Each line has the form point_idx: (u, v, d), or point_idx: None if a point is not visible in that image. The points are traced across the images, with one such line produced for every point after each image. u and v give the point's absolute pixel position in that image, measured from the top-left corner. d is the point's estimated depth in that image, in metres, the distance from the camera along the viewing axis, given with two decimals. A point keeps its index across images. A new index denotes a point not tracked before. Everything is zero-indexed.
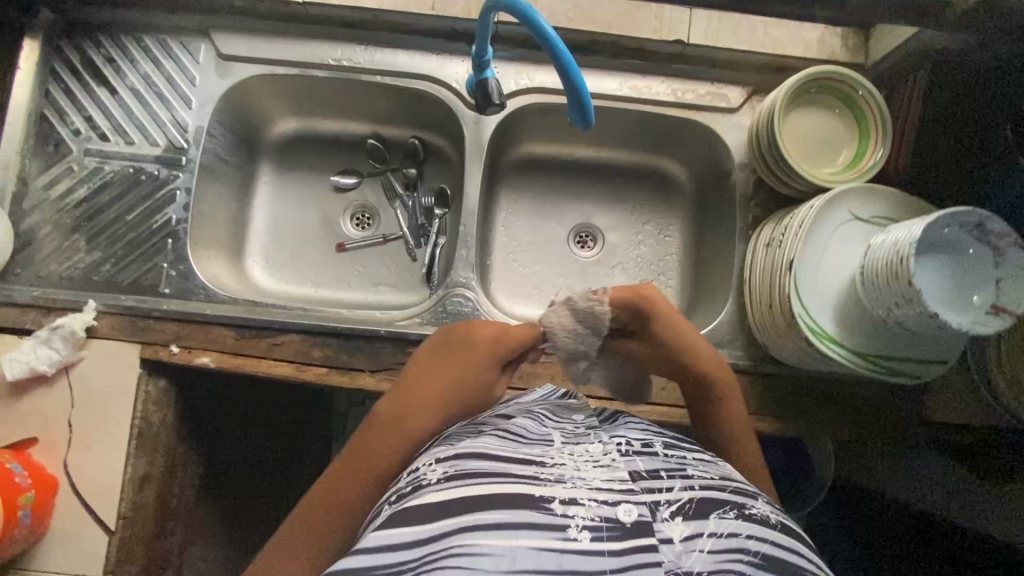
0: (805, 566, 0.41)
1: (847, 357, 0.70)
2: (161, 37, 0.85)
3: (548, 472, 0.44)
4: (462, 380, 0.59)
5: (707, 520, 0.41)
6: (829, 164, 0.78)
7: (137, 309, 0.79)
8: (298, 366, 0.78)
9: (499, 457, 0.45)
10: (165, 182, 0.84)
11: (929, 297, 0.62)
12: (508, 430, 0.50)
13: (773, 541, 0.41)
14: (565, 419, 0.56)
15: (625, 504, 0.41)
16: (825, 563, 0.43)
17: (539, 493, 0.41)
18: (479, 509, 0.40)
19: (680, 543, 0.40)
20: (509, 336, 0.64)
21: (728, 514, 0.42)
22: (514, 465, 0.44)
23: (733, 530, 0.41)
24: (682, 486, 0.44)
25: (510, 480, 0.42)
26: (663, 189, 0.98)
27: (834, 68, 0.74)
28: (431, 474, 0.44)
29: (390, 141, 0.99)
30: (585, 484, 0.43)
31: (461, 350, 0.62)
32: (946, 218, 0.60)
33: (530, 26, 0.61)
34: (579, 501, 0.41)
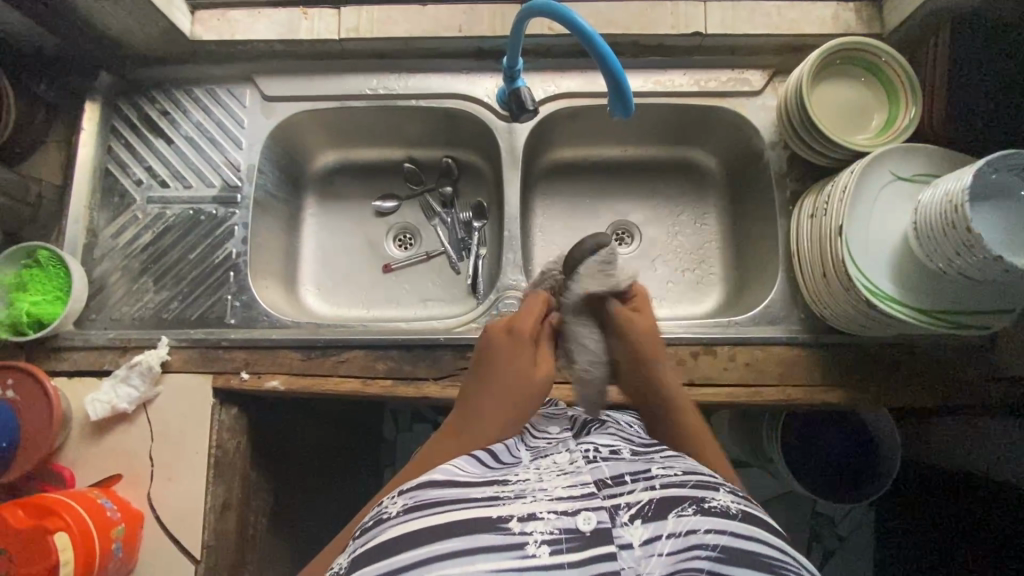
0: (766, 551, 0.44)
1: (911, 315, 0.70)
2: (209, 88, 0.92)
3: (509, 489, 0.47)
4: (501, 377, 0.61)
5: (665, 521, 0.45)
6: (862, 132, 0.79)
7: (206, 341, 0.83)
8: (364, 381, 0.80)
9: (458, 484, 0.47)
10: (223, 221, 0.88)
11: (993, 245, 0.61)
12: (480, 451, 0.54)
13: (731, 531, 0.44)
14: (537, 431, 0.60)
15: (583, 512, 0.45)
16: (786, 543, 0.46)
17: (497, 514, 0.44)
18: (438, 539, 0.42)
19: (639, 547, 0.44)
20: (521, 322, 0.66)
21: (687, 511, 0.46)
22: (474, 489, 0.47)
23: (692, 527, 0.45)
24: (642, 488, 0.48)
25: (470, 504, 0.45)
26: (695, 179, 1.01)
27: (855, 39, 0.76)
28: (392, 507, 0.46)
29: (424, 162, 1.03)
30: (545, 496, 0.47)
31: (487, 353, 0.64)
32: (993, 163, 0.61)
33: (569, 27, 0.65)
34: (537, 516, 0.45)
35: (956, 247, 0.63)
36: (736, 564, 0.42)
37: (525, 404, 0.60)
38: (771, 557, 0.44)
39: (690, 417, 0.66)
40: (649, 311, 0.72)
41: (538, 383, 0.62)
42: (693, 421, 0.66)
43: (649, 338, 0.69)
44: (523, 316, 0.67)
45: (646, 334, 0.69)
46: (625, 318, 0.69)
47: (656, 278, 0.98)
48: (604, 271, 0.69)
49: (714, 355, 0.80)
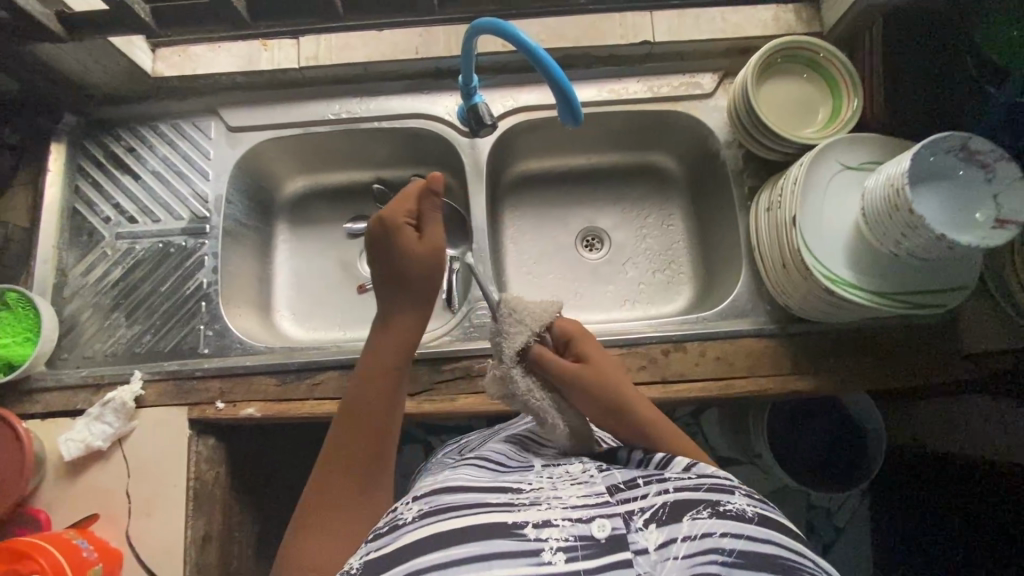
0: (782, 552, 0.46)
1: (867, 298, 0.71)
2: (174, 122, 0.93)
3: (524, 497, 0.52)
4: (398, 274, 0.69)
5: (679, 524, 0.47)
6: (810, 125, 0.82)
7: (179, 372, 0.83)
8: (339, 402, 0.80)
9: (476, 491, 0.52)
10: (193, 251, 0.89)
11: (937, 223, 0.64)
12: (496, 465, 0.58)
13: (747, 535, 0.46)
14: (545, 452, 0.64)
15: (597, 520, 0.48)
16: (803, 541, 0.48)
17: (513, 520, 0.48)
18: (455, 545, 0.46)
19: (655, 551, 0.46)
20: (402, 206, 0.71)
21: (702, 514, 0.47)
22: (491, 494, 0.52)
23: (708, 530, 0.46)
24: (656, 491, 0.50)
25: (487, 509, 0.49)
26: (659, 182, 1.04)
27: (792, 38, 0.79)
28: (408, 513, 0.50)
29: (394, 183, 1.04)
30: (561, 504, 0.50)
31: (381, 245, 0.71)
32: (927, 147, 0.65)
33: (515, 43, 0.67)
34: (552, 523, 0.48)
35: (903, 228, 0.65)
36: (753, 568, 0.44)
37: (432, 281, 0.71)
38: (787, 559, 0.45)
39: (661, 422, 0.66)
40: (591, 347, 0.70)
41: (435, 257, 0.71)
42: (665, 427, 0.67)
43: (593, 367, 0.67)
44: (403, 201, 0.71)
45: (600, 379, 0.66)
46: (566, 366, 0.65)
47: (628, 280, 1.01)
48: (516, 322, 0.65)
49: (684, 352, 0.81)
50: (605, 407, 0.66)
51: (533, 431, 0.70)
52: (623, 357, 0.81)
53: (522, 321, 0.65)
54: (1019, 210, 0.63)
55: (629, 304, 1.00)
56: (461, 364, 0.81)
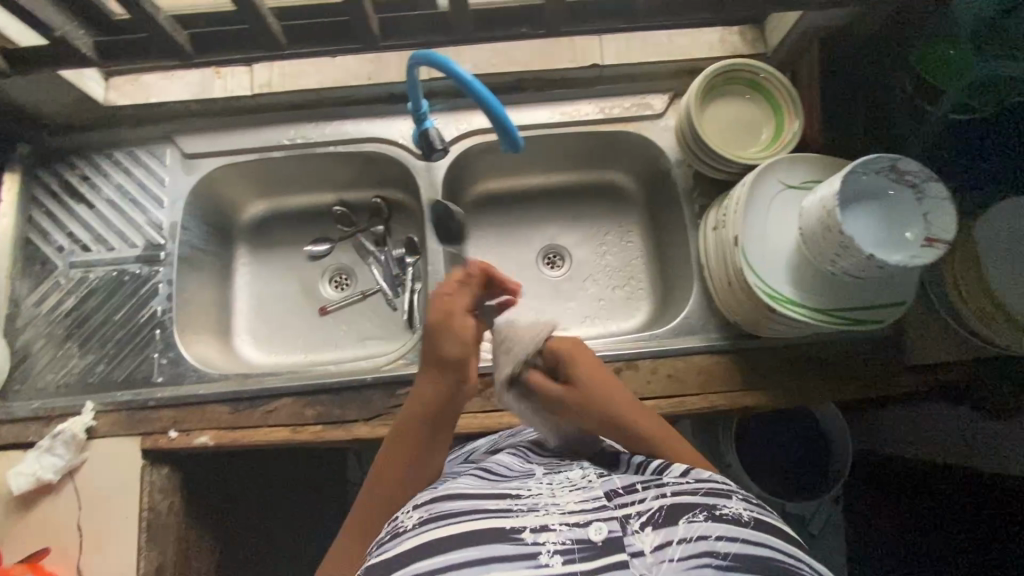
0: (774, 556, 0.48)
1: (809, 315, 0.73)
2: (129, 149, 0.93)
3: (523, 503, 0.54)
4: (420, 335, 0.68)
5: (676, 527, 0.50)
6: (754, 144, 0.83)
7: (132, 402, 0.82)
8: (293, 429, 0.80)
9: (479, 497, 0.54)
10: (147, 279, 0.89)
11: (865, 246, 0.66)
12: (494, 474, 0.61)
13: (739, 538, 0.49)
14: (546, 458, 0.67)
15: (594, 524, 0.50)
16: (793, 545, 0.50)
17: (511, 525, 0.50)
18: (453, 549, 0.49)
19: (651, 554, 0.49)
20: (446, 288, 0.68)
21: (698, 518, 0.51)
22: (491, 501, 0.54)
23: (702, 533, 0.49)
24: (653, 496, 0.54)
25: (486, 514, 0.52)
26: (616, 199, 1.05)
27: (733, 60, 0.81)
28: (410, 520, 0.53)
29: (354, 204, 1.05)
30: (557, 510, 0.52)
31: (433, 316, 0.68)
32: (861, 167, 0.67)
33: (450, 75, 0.67)
34: (549, 527, 0.50)
35: (837, 249, 0.66)
36: (744, 570, 0.47)
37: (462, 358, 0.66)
38: (779, 560, 0.48)
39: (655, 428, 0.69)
40: (578, 365, 0.73)
41: (457, 327, 0.66)
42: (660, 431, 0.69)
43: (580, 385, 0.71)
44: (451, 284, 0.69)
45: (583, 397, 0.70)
46: (546, 387, 0.71)
47: (589, 297, 1.02)
48: (504, 350, 0.73)
49: (636, 369, 0.83)
50: (596, 423, 0.70)
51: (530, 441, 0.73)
52: None
53: (508, 348, 0.73)
54: (948, 229, 0.64)
55: (590, 321, 1.01)
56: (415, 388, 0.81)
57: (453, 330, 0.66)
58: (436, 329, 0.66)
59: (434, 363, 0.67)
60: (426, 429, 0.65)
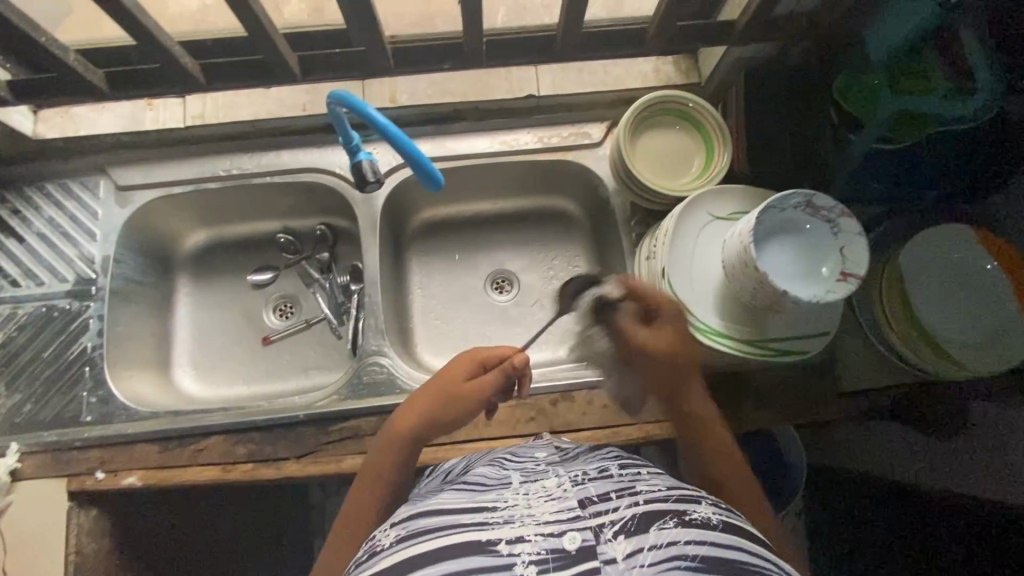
0: (745, 558, 0.45)
1: (736, 346, 0.74)
2: (61, 182, 0.91)
3: (498, 516, 0.50)
4: (441, 381, 0.73)
5: (647, 534, 0.46)
6: (685, 174, 0.84)
7: (57, 443, 0.81)
8: (224, 468, 0.79)
9: (454, 513, 0.51)
10: (77, 314, 0.87)
11: (779, 280, 0.67)
12: (473, 488, 0.58)
13: (711, 542, 0.45)
14: (528, 461, 0.66)
15: (568, 533, 0.46)
16: (772, 553, 0.47)
17: (484, 538, 0.47)
18: (424, 567, 0.45)
19: (623, 561, 0.44)
20: (488, 356, 0.74)
21: (669, 524, 0.47)
22: (466, 516, 0.50)
23: (673, 539, 0.45)
24: (628, 504, 0.49)
25: (459, 530, 0.48)
26: (562, 224, 1.05)
27: (661, 92, 0.82)
28: (386, 539, 0.51)
29: (299, 232, 1.03)
30: (532, 521, 0.48)
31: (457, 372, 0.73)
32: (779, 202, 0.67)
33: (362, 115, 0.69)
34: (523, 538, 0.46)
35: (754, 282, 0.67)
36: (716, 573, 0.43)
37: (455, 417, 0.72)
38: (752, 564, 0.45)
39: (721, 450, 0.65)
40: (664, 329, 0.71)
41: (468, 406, 0.72)
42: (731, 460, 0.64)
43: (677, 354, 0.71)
44: (492, 354, 0.74)
45: (656, 358, 0.71)
46: (627, 335, 0.74)
47: (537, 322, 1.02)
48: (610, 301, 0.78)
49: (572, 401, 0.83)
50: (659, 381, 0.71)
51: (511, 452, 0.70)
52: (514, 409, 0.82)
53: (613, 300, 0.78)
54: (861, 263, 0.65)
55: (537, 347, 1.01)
56: (348, 425, 0.80)
57: (464, 404, 0.72)
58: (456, 395, 0.71)
59: (437, 409, 0.71)
60: (399, 452, 0.69)
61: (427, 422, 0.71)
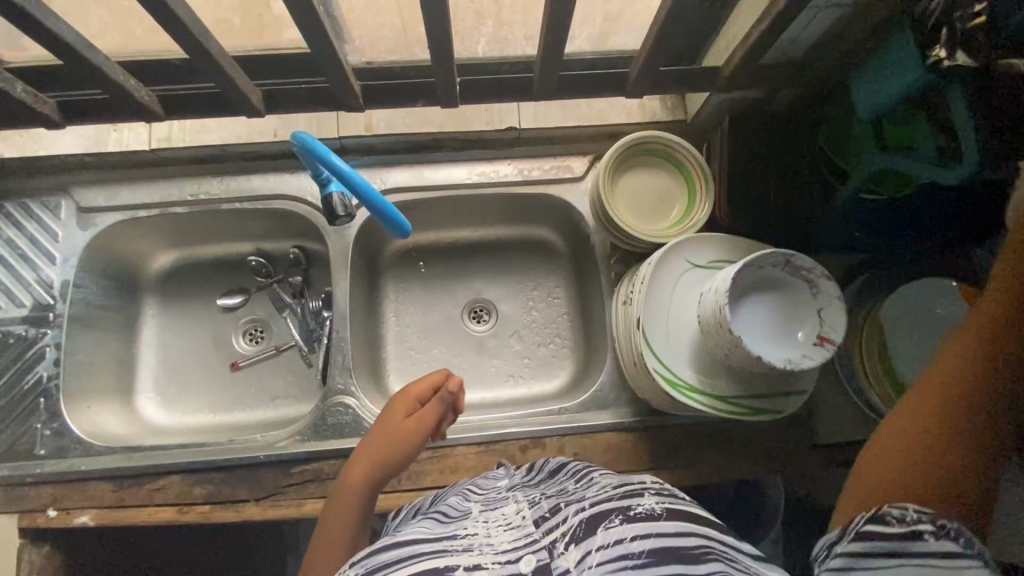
0: (689, 542, 0.46)
1: (709, 401, 0.72)
2: (21, 201, 0.88)
3: (457, 544, 0.49)
4: (382, 423, 0.73)
5: (594, 537, 0.46)
6: (666, 218, 0.81)
7: (11, 478, 0.79)
8: (181, 509, 0.77)
9: (413, 542, 0.49)
10: (33, 342, 0.84)
11: (752, 343, 0.65)
12: (435, 520, 0.57)
13: (656, 533, 0.46)
14: (489, 490, 0.65)
15: (525, 556, 0.46)
16: (718, 534, 0.48)
17: (443, 564, 0.45)
18: None
19: (575, 569, 0.44)
20: (416, 388, 0.75)
21: (614, 523, 0.47)
22: (424, 545, 0.48)
23: (619, 537, 0.46)
24: (574, 512, 0.50)
25: (419, 558, 0.46)
26: (543, 254, 1.03)
27: (644, 133, 0.79)
28: None
29: (272, 254, 0.99)
30: (491, 550, 0.47)
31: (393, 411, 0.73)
32: (759, 261, 0.64)
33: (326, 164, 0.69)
34: (482, 566, 0.45)
35: (728, 344, 0.64)
36: (663, 563, 0.44)
37: (402, 453, 0.71)
38: (697, 548, 0.46)
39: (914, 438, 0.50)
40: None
41: (412, 441, 0.72)
42: (927, 464, 0.48)
43: (987, 342, 0.50)
44: (420, 383, 0.75)
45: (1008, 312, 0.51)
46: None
47: (513, 355, 1.00)
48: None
49: (542, 447, 0.81)
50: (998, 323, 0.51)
51: (475, 483, 0.69)
52: (483, 454, 0.81)
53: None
54: (838, 328, 0.63)
55: (513, 380, 0.99)
56: (311, 467, 0.78)
57: (407, 440, 0.71)
58: (399, 434, 0.72)
59: (380, 449, 0.71)
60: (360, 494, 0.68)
61: (374, 461, 0.70)
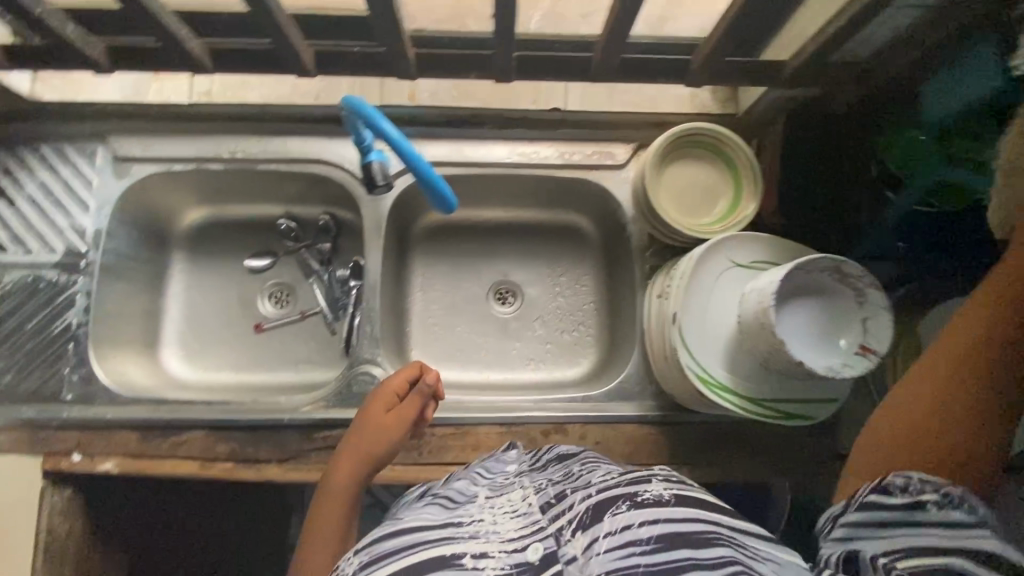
0: (701, 528, 0.45)
1: (739, 401, 0.72)
2: (57, 145, 0.87)
3: (464, 531, 0.49)
4: (364, 418, 0.75)
5: (601, 524, 0.46)
6: (709, 213, 0.80)
7: (38, 420, 0.79)
8: (204, 463, 0.78)
9: (419, 528, 0.49)
10: (64, 288, 0.84)
11: (794, 347, 0.64)
12: (439, 502, 0.57)
13: (664, 519, 0.45)
14: (497, 474, 0.65)
15: (532, 545, 0.46)
16: (729, 522, 0.47)
17: (452, 552, 0.45)
18: None
19: (582, 555, 0.45)
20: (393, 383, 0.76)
21: (621, 509, 0.47)
22: (431, 531, 0.48)
23: (627, 523, 0.45)
24: (581, 500, 0.50)
25: (426, 546, 0.46)
26: (573, 240, 1.01)
27: (695, 124, 0.77)
28: (348, 567, 0.47)
29: (302, 219, 0.98)
30: (497, 538, 0.48)
31: (373, 407, 0.75)
32: (806, 265, 0.62)
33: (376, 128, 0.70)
34: (489, 554, 0.46)
35: (769, 346, 0.63)
36: (671, 548, 0.43)
37: (387, 446, 0.73)
38: (708, 533, 0.45)
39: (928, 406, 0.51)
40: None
41: (397, 434, 0.74)
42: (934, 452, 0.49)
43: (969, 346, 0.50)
44: (395, 381, 0.76)
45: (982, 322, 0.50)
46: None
47: (536, 340, 0.99)
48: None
49: (565, 433, 0.81)
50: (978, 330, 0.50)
51: (484, 463, 0.67)
52: (504, 435, 0.81)
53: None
54: (882, 339, 0.62)
55: (535, 364, 0.98)
56: (333, 434, 0.78)
57: (393, 433, 0.73)
58: (384, 428, 0.73)
59: (365, 444, 0.73)
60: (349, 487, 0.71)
61: (358, 455, 0.72)
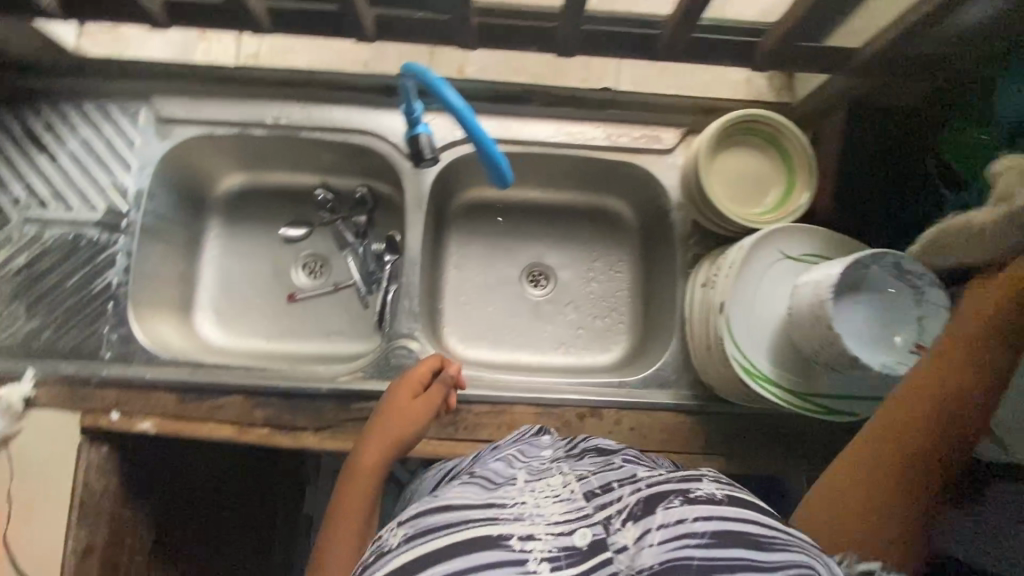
0: (756, 530, 0.44)
1: (782, 395, 0.71)
2: (100, 102, 0.86)
3: (508, 511, 0.48)
4: (390, 405, 0.74)
5: (653, 516, 0.45)
6: (759, 204, 0.79)
7: (77, 377, 0.80)
8: (241, 428, 0.78)
9: (463, 506, 0.48)
10: (104, 247, 0.84)
11: (850, 341, 0.63)
12: (476, 481, 0.56)
13: (719, 516, 0.44)
14: (532, 460, 0.62)
15: (579, 529, 0.46)
16: (784, 524, 0.45)
17: (500, 532, 0.45)
18: (451, 558, 0.44)
19: (633, 546, 0.44)
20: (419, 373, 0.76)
21: (674, 503, 0.45)
22: (476, 510, 0.48)
23: (680, 517, 0.44)
24: (629, 491, 0.48)
25: (473, 524, 0.46)
26: (611, 226, 1.00)
27: (752, 111, 0.75)
28: (393, 538, 0.48)
29: (339, 190, 0.98)
30: (543, 520, 0.47)
31: (398, 396, 0.74)
32: (866, 259, 0.61)
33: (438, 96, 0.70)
34: (536, 536, 0.45)
35: (823, 340, 0.63)
36: (726, 546, 0.42)
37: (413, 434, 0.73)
38: (762, 534, 0.43)
39: (887, 461, 0.52)
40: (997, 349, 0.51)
41: (424, 422, 0.74)
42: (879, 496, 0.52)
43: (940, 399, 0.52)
44: (422, 370, 0.76)
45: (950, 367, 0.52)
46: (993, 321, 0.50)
47: (568, 324, 0.98)
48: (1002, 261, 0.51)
49: (600, 418, 0.81)
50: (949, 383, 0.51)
51: (522, 450, 0.66)
52: (539, 416, 0.81)
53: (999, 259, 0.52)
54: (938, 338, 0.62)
55: (566, 349, 0.98)
56: (368, 406, 0.78)
57: (421, 421, 0.74)
58: (413, 416, 0.73)
59: (393, 432, 0.72)
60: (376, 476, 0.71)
61: (386, 444, 0.72)
